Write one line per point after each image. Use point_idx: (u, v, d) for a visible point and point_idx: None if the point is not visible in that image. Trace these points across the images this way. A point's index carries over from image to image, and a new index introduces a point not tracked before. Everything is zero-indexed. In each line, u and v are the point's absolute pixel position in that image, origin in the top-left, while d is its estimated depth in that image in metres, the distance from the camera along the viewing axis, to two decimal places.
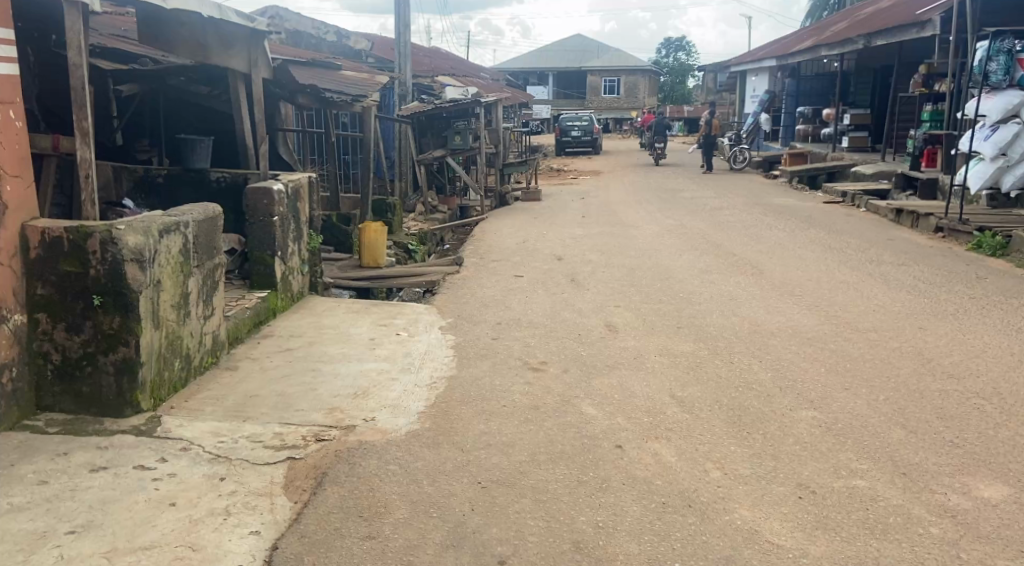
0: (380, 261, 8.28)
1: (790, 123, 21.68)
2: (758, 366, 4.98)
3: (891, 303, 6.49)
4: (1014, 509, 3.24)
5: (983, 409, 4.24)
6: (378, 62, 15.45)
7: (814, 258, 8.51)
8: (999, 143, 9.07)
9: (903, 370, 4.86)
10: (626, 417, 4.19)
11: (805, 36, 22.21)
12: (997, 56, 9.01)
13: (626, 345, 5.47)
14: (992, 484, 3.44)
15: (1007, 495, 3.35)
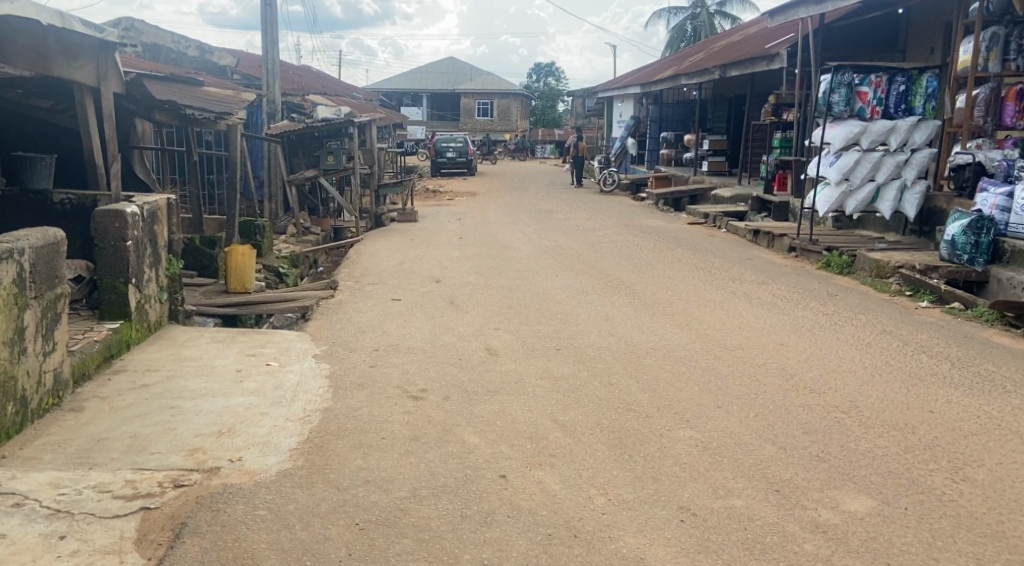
0: (248, 286, 7.84)
1: (654, 148, 22.46)
2: (636, 386, 4.97)
3: (756, 320, 6.70)
4: (879, 522, 3.31)
5: (842, 422, 4.39)
6: (244, 79, 14.89)
7: (683, 277, 8.71)
8: (842, 168, 9.58)
9: (769, 385, 4.99)
10: (510, 444, 4.07)
11: (666, 65, 23.17)
12: (839, 89, 9.57)
13: (507, 369, 5.36)
14: (856, 497, 3.52)
15: (871, 507, 3.43)
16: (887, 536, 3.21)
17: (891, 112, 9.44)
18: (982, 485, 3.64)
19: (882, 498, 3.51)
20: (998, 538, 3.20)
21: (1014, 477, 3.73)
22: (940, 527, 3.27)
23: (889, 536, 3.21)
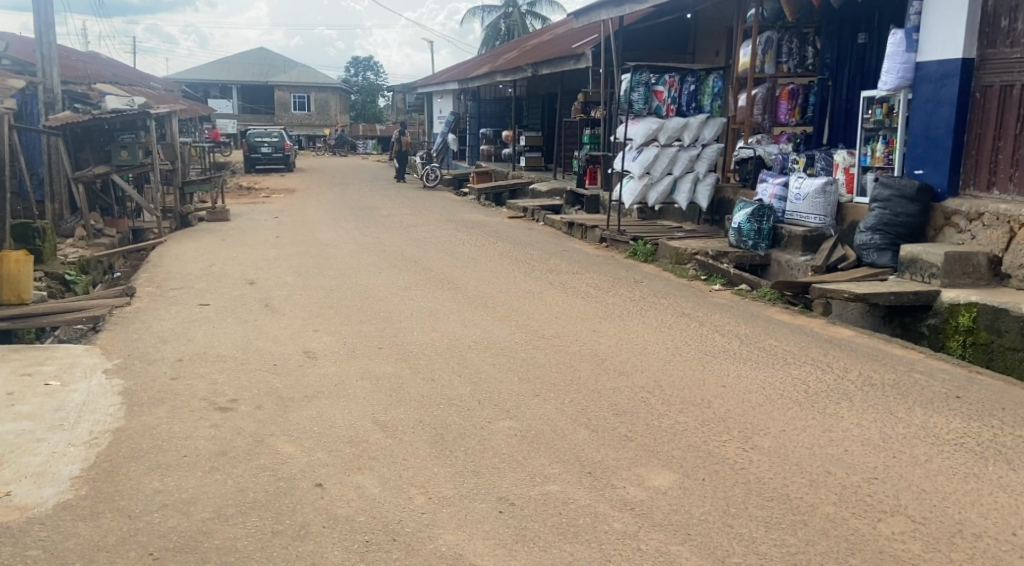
0: (26, 296, 7.07)
1: (474, 143, 22.64)
2: (457, 381, 4.93)
3: (573, 310, 6.88)
4: (679, 495, 3.45)
5: (649, 401, 4.58)
6: (18, 65, 13.48)
7: (503, 270, 8.80)
8: (643, 162, 10.05)
9: (584, 371, 5.11)
10: (326, 450, 3.90)
11: (482, 62, 23.41)
12: (637, 87, 10.21)
13: (324, 372, 5.16)
14: (661, 472, 3.67)
15: (673, 480, 3.59)
16: (688, 507, 3.35)
17: (683, 111, 10.12)
18: (768, 451, 3.91)
19: (683, 471, 3.68)
20: (782, 500, 3.42)
21: (797, 442, 4.03)
22: (731, 494, 3.46)
23: (690, 506, 3.36)
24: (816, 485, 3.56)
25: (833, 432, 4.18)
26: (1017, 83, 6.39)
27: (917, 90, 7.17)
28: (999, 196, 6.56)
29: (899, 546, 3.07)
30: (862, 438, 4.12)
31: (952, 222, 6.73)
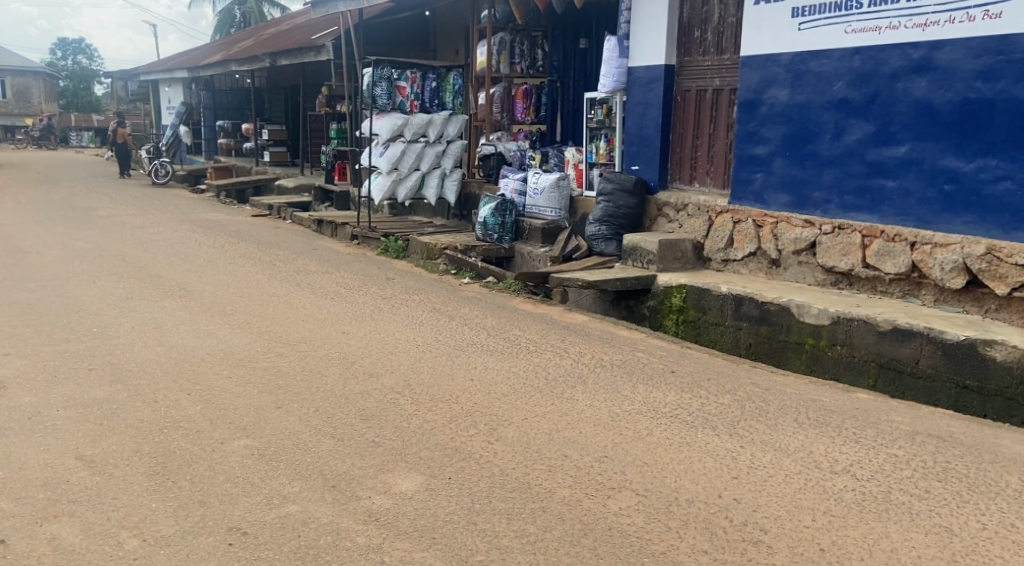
0: None
1: (210, 136, 21.31)
2: (188, 400, 4.61)
3: (317, 311, 6.71)
4: (426, 497, 3.49)
5: (398, 402, 4.58)
6: None
7: (242, 272, 8.38)
8: (392, 158, 9.94)
9: (330, 377, 5.00)
10: (15, 499, 3.47)
11: (215, 49, 22.07)
12: (380, 83, 10.02)
13: (22, 404, 4.58)
14: (407, 476, 3.68)
15: (419, 483, 3.62)
16: (433, 510, 3.39)
17: (427, 107, 10.30)
18: (511, 442, 4.07)
19: (430, 472, 3.72)
20: (523, 489, 3.58)
21: (536, 430, 4.24)
22: (479, 490, 3.56)
23: (434, 509, 3.40)
24: (555, 470, 3.77)
25: (571, 416, 4.45)
26: (709, 88, 7.14)
27: (630, 94, 7.81)
28: (698, 188, 7.31)
29: (627, 521, 3.32)
30: (593, 419, 4.41)
31: (664, 212, 7.43)
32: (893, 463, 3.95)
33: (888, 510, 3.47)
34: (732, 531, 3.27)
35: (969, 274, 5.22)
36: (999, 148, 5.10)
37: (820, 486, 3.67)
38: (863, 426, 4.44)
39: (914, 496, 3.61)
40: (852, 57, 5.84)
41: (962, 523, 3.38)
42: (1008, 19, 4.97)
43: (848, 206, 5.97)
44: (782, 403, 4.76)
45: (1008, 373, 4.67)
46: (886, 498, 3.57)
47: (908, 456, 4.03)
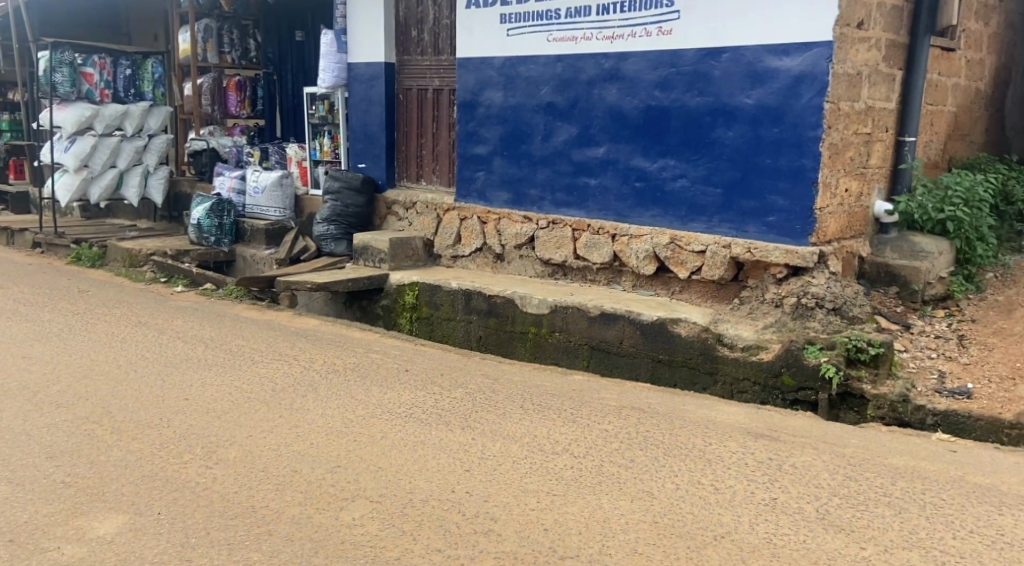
0: None
1: None
2: None
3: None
4: (129, 540, 3.21)
5: (95, 434, 4.18)
6: None
7: None
8: (79, 154, 9.04)
9: (7, 412, 4.42)
10: None
11: None
12: (60, 68, 8.94)
13: None
14: (107, 518, 3.37)
15: (121, 524, 3.32)
16: (138, 553, 3.13)
17: (121, 96, 9.43)
18: (232, 464, 3.87)
19: (136, 510, 3.43)
20: (247, 514, 3.42)
21: (260, 447, 4.07)
22: (192, 522, 3.35)
23: (140, 550, 3.14)
24: (281, 489, 3.64)
25: (298, 427, 4.33)
26: (429, 88, 7.25)
27: (351, 90, 7.72)
28: (426, 186, 7.41)
29: (358, 532, 3.29)
30: (321, 429, 4.32)
31: (393, 211, 7.45)
32: (604, 437, 4.29)
33: (600, 483, 3.76)
34: (465, 525, 3.36)
35: (657, 261, 5.85)
36: (674, 150, 5.70)
37: (543, 468, 3.90)
38: (579, 406, 4.78)
39: (621, 466, 3.95)
40: (555, 64, 6.22)
41: (660, 486, 3.75)
42: (676, 35, 5.56)
43: (560, 202, 6.37)
44: (510, 392, 5.00)
45: (690, 346, 5.24)
46: (599, 472, 3.88)
47: (615, 430, 4.39)
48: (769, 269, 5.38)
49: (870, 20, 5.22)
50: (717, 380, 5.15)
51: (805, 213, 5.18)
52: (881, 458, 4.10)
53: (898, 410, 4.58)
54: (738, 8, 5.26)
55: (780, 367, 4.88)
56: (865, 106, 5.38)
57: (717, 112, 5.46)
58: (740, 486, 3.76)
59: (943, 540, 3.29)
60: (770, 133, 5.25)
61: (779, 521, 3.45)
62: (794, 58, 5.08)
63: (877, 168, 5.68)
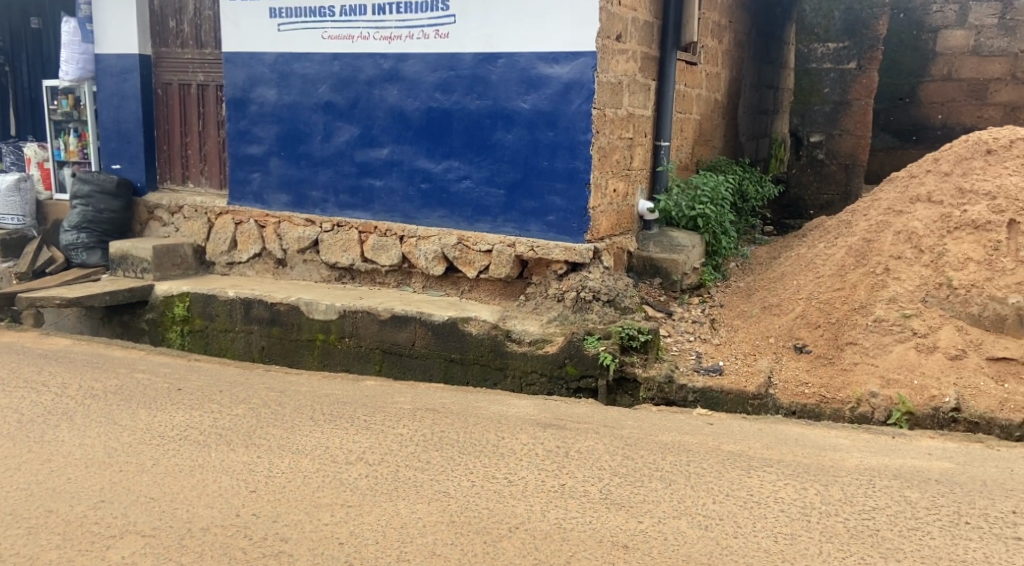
0: None
1: None
2: None
3: None
4: None
5: None
6: None
7: None
8: None
9: None
10: None
11: None
12: None
13: None
14: None
15: None
16: None
17: None
18: None
19: None
20: None
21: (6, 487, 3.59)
22: None
23: None
24: (34, 532, 3.26)
25: (51, 462, 3.85)
26: (192, 83, 6.72)
27: (99, 84, 7.00)
28: (193, 189, 6.88)
29: None
30: (83, 460, 3.88)
31: (156, 216, 6.87)
32: (399, 442, 4.15)
33: (396, 489, 3.64)
34: (253, 550, 3.14)
35: (447, 262, 5.73)
36: (458, 152, 5.59)
37: (336, 480, 3.72)
38: (372, 412, 4.61)
39: (416, 469, 3.84)
40: (332, 62, 5.88)
41: (455, 485, 3.68)
42: (454, 39, 5.45)
43: (344, 204, 6.05)
44: (298, 403, 4.77)
45: (481, 343, 5.17)
46: (394, 478, 3.75)
47: (410, 433, 4.26)
48: (552, 265, 5.42)
49: (628, 34, 5.38)
50: (507, 375, 5.12)
51: (580, 213, 5.29)
52: (650, 436, 4.25)
53: (665, 391, 4.78)
54: (509, 15, 5.27)
55: (563, 359, 4.96)
56: (626, 115, 5.52)
57: (496, 116, 5.42)
58: (531, 475, 3.77)
59: (705, 505, 3.51)
60: (546, 136, 5.31)
61: (566, 505, 3.51)
62: (563, 65, 5.18)
63: (640, 170, 5.83)
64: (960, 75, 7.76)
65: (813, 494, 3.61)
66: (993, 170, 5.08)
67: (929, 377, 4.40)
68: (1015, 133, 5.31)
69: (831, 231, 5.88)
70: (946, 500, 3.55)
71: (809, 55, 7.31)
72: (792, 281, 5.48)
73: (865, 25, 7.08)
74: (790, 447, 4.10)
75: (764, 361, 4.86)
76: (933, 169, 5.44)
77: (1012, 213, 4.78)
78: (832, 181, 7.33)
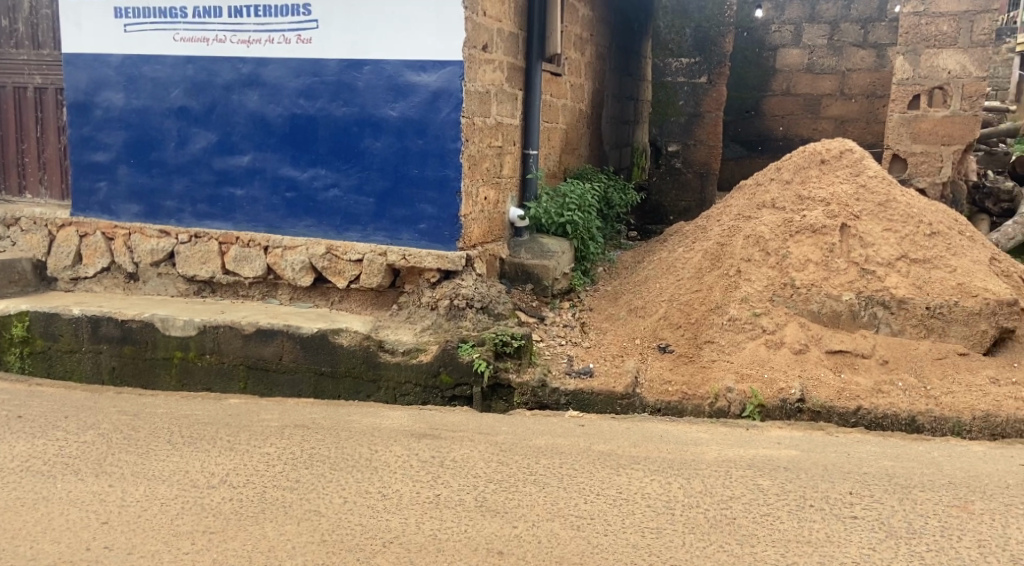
0: None
1: None
2: None
3: None
4: None
5: None
6: None
7: None
8: None
9: None
10: None
11: None
12: None
13: None
14: None
15: None
16: None
17: None
18: None
19: None
20: None
21: None
22: None
23: None
24: None
25: None
26: (29, 86, 6.26)
27: None
28: (32, 199, 6.42)
29: None
30: None
31: None
32: (267, 462, 4.01)
33: (263, 511, 3.52)
34: None
35: (315, 272, 5.59)
36: (324, 160, 5.47)
37: (198, 505, 3.56)
38: (237, 431, 4.43)
39: (286, 488, 3.73)
40: (185, 65, 5.62)
41: (327, 503, 3.60)
42: (317, 45, 5.33)
43: (202, 214, 5.80)
44: (153, 426, 4.53)
45: (353, 355, 5.04)
46: (261, 499, 3.62)
47: (279, 452, 4.13)
48: (424, 273, 5.40)
49: (494, 44, 5.43)
50: (380, 386, 5.02)
51: (451, 221, 5.29)
52: (524, 441, 4.30)
53: (538, 395, 4.85)
54: (374, 22, 5.21)
55: (438, 367, 4.92)
56: (494, 123, 5.55)
57: (363, 123, 5.35)
58: (405, 488, 3.73)
59: (577, 506, 3.58)
60: (415, 144, 5.28)
61: (442, 515, 3.49)
62: (430, 74, 5.17)
63: (509, 178, 5.88)
64: (792, 94, 8.89)
65: (676, 487, 3.74)
66: (827, 179, 5.52)
67: (777, 371, 4.67)
68: (847, 144, 5.76)
69: (689, 236, 6.15)
70: (794, 485, 3.76)
71: (664, 69, 7.58)
72: (655, 284, 5.67)
73: (713, 41, 7.43)
74: (656, 443, 4.25)
75: (631, 361, 4.98)
76: (776, 178, 5.78)
77: (844, 217, 5.20)
78: (689, 187, 7.68)
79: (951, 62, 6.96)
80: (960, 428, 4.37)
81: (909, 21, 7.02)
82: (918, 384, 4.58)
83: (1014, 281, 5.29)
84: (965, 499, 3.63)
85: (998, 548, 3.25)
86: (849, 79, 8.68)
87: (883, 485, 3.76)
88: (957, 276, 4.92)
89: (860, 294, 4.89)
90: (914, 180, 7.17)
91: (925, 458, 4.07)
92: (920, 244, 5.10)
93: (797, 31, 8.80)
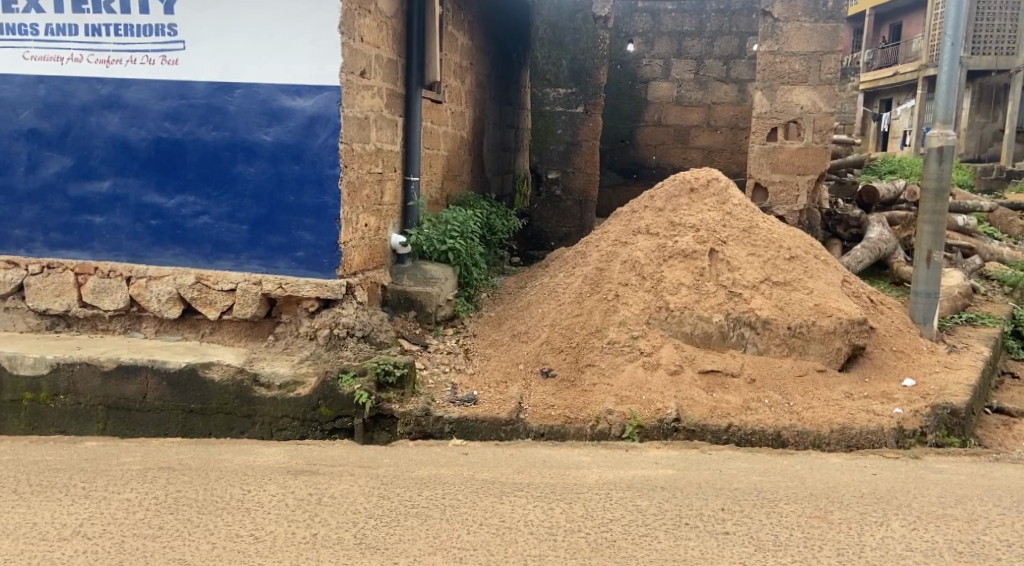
0: None
1: None
2: None
3: None
4: None
5: None
6: None
7: None
8: None
9: None
10: None
11: None
12: None
13: None
14: None
15: None
16: None
17: None
18: None
19: None
20: None
21: None
22: None
23: None
24: None
25: None
26: None
27: None
28: None
29: None
30: None
31: None
32: (126, 509, 3.78)
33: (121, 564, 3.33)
34: None
35: (183, 303, 5.35)
36: (193, 186, 5.27)
37: (47, 561, 3.34)
38: (93, 477, 4.17)
39: (147, 537, 3.53)
40: (36, 85, 5.30)
41: (194, 549, 3.43)
42: (184, 66, 5.15)
43: (56, 243, 5.46)
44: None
45: (224, 390, 4.84)
46: (120, 550, 3.43)
47: (141, 497, 3.91)
48: (302, 302, 5.27)
49: (372, 70, 5.40)
50: (255, 422, 4.84)
51: (330, 248, 5.19)
52: (406, 472, 4.23)
53: (421, 424, 4.78)
54: (245, 44, 5.08)
55: (317, 400, 4.79)
56: (374, 149, 5.51)
57: (235, 148, 5.19)
58: (280, 528, 3.60)
59: (459, 537, 3.55)
60: (291, 170, 5.17)
61: (318, 556, 3.39)
62: (306, 99, 5.08)
63: (390, 205, 5.83)
64: (663, 124, 9.25)
65: (558, 513, 3.77)
66: (696, 207, 5.75)
67: (654, 393, 4.80)
68: (713, 172, 6.02)
69: (569, 262, 6.26)
70: (669, 504, 3.86)
71: (543, 98, 7.74)
72: (537, 309, 5.74)
73: (588, 73, 7.65)
74: (539, 469, 4.27)
75: (514, 388, 5.00)
76: (649, 205, 5.97)
77: (712, 243, 5.44)
78: (569, 215, 7.83)
79: (803, 98, 7.42)
80: (820, 442, 4.61)
81: (765, 59, 7.41)
82: (782, 401, 4.80)
83: (864, 301, 5.65)
84: (824, 509, 3.82)
85: (855, 555, 3.44)
86: (714, 112, 9.12)
87: (752, 499, 3.91)
88: (814, 297, 5.22)
89: (729, 315, 5.10)
90: (774, 208, 7.57)
91: (789, 471, 4.26)
92: (781, 268, 5.38)
93: (666, 65, 9.18)
